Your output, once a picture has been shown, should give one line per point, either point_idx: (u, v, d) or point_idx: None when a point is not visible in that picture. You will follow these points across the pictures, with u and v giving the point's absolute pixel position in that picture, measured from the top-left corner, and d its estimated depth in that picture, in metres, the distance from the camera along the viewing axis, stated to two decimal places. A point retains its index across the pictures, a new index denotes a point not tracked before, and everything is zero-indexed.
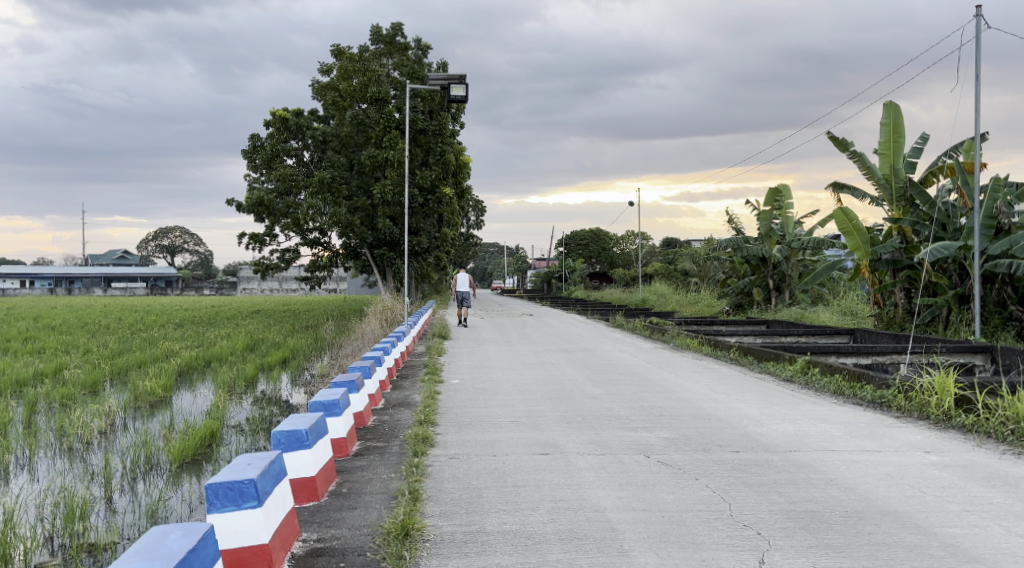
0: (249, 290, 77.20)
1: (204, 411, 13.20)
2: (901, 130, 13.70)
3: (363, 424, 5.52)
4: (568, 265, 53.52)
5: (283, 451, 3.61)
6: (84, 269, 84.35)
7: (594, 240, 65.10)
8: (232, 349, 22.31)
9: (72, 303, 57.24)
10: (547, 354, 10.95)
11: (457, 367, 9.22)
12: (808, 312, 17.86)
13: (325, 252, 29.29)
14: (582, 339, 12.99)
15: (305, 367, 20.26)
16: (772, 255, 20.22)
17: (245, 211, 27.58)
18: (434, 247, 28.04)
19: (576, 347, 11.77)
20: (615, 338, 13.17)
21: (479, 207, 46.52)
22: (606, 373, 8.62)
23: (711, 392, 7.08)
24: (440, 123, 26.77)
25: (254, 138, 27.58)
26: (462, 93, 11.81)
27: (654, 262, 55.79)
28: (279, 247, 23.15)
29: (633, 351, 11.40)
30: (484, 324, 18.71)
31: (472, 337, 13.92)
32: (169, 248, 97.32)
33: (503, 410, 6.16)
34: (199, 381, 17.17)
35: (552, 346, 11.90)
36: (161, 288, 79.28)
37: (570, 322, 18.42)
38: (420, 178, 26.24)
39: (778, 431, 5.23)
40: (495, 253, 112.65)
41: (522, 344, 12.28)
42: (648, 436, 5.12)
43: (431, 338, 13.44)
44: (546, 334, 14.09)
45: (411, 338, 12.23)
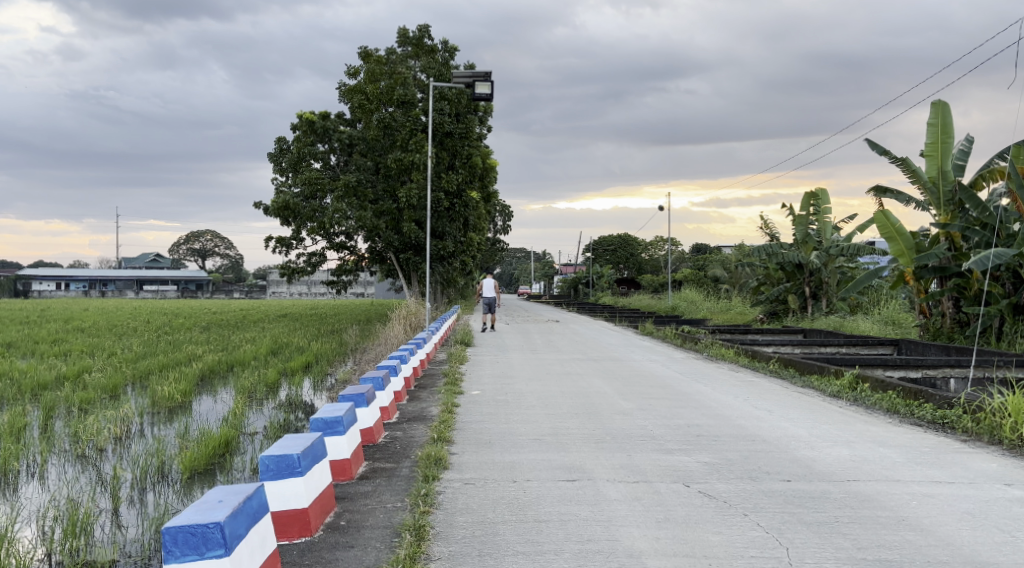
0: (278, 294, 77.59)
1: (222, 417, 12.87)
2: (950, 131, 12.98)
3: (373, 441, 5.07)
4: (596, 270, 52.94)
5: (271, 478, 3.23)
6: (116, 272, 85.38)
7: (622, 245, 64.44)
8: (255, 353, 22.08)
9: (103, 305, 57.77)
10: (575, 363, 10.45)
11: (479, 377, 8.76)
12: (847, 321, 17.15)
13: (351, 256, 29.04)
14: (611, 347, 12.47)
15: (327, 372, 19.95)
16: (808, 261, 19.53)
17: (270, 215, 27.39)
18: (459, 251, 27.66)
19: (605, 356, 11.26)
20: (646, 347, 12.63)
21: (507, 211, 46.13)
22: (637, 385, 8.10)
23: (751, 409, 6.55)
24: (466, 127, 26.41)
25: (281, 141, 27.43)
26: (488, 91, 11.40)
27: (684, 268, 55.01)
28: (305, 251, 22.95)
29: (664, 361, 10.86)
30: (510, 331, 18.25)
31: (496, 344, 13.47)
32: (200, 251, 98.27)
33: (525, 426, 5.68)
34: (219, 385, 16.90)
35: (579, 355, 11.40)
36: (191, 292, 80.06)
37: (598, 329, 17.88)
38: (446, 182, 25.88)
39: (833, 456, 4.69)
40: (522, 259, 112.28)
41: (548, 352, 11.80)
42: (687, 461, 4.61)
43: (454, 344, 13.01)
44: (573, 342, 13.58)
45: (433, 345, 11.80)
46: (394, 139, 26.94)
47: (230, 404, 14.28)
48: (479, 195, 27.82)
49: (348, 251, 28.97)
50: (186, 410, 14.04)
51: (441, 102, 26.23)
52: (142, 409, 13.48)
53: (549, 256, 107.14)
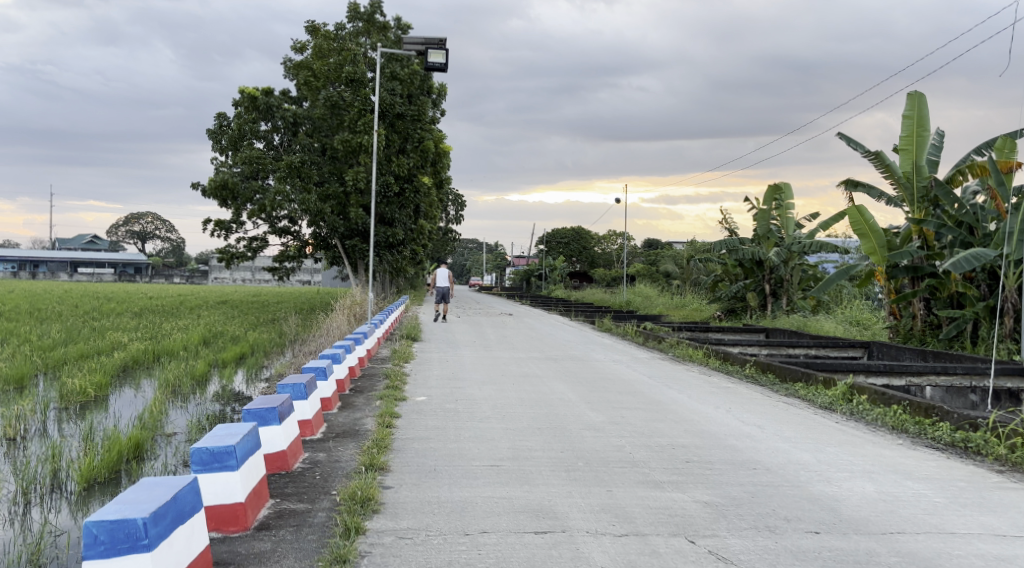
0: (221, 280, 75.06)
1: (136, 416, 11.56)
2: (925, 123, 12.20)
3: (286, 469, 4.13)
4: (549, 262, 52.13)
5: (110, 553, 2.64)
6: (48, 254, 81.60)
7: (575, 239, 63.79)
8: (185, 343, 20.58)
9: (33, 288, 54.85)
10: (532, 364, 9.46)
11: (425, 378, 7.74)
12: (810, 320, 16.54)
13: (293, 241, 27.58)
14: (570, 346, 11.53)
15: (262, 366, 18.63)
16: (770, 258, 18.91)
17: (207, 195, 25.78)
18: (409, 239, 26.43)
19: (564, 356, 10.30)
20: (607, 346, 11.72)
21: (459, 200, 44.96)
22: (603, 391, 7.15)
23: (740, 425, 5.64)
24: (419, 109, 25.17)
25: (221, 117, 25.84)
26: (443, 60, 10.33)
27: (637, 263, 54.60)
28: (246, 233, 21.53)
29: (628, 362, 9.95)
30: (460, 324, 17.22)
31: (447, 340, 12.41)
32: (139, 234, 94.66)
33: (479, 446, 4.69)
34: (140, 378, 15.47)
35: (536, 353, 10.44)
36: (130, 275, 77.06)
37: (554, 324, 16.95)
38: (397, 166, 24.64)
39: (858, 494, 3.79)
40: (474, 250, 110.97)
41: (503, 350, 10.79)
42: (684, 499, 3.65)
43: (399, 339, 11.91)
44: (528, 339, 12.65)
45: (376, 339, 10.74)
46: (342, 119, 25.58)
47: (148, 401, 12.94)
48: (431, 181, 26.62)
49: (290, 236, 27.51)
50: (97, 406, 12.66)
51: (393, 81, 24.95)
52: (46, 404, 12.07)
53: (501, 248, 106.14)
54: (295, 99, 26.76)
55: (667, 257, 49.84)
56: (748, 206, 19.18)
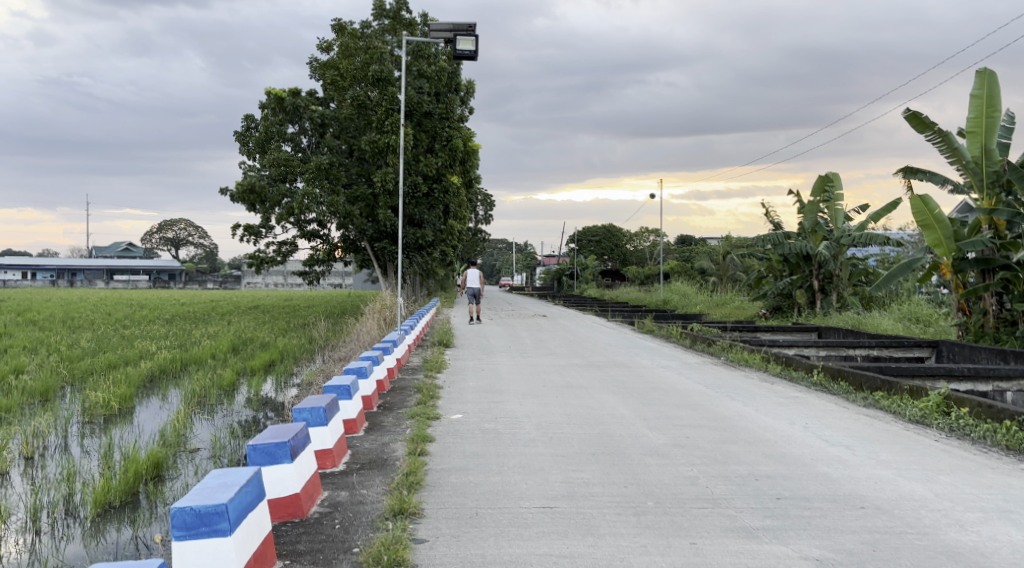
0: (254, 285, 75.27)
1: (160, 430, 11.06)
2: (995, 103, 11.23)
3: (299, 516, 3.52)
4: (581, 261, 51.24)
5: None
6: (85, 262, 82.62)
7: (606, 237, 62.78)
8: (213, 350, 20.16)
9: (70, 296, 55.28)
10: (575, 371, 8.75)
11: (462, 391, 7.07)
12: (864, 318, 15.59)
13: (322, 245, 27.14)
14: (613, 351, 10.79)
15: (291, 373, 18.13)
16: (818, 252, 17.96)
17: (235, 199, 25.41)
18: (439, 240, 25.84)
19: (608, 362, 9.57)
20: (653, 350, 10.97)
21: (489, 200, 44.29)
22: (658, 405, 6.41)
23: (825, 446, 4.87)
24: (447, 106, 24.57)
25: (248, 119, 25.45)
26: (472, 48, 9.67)
27: (671, 260, 53.49)
28: (275, 238, 21.05)
29: (678, 368, 9.18)
30: (492, 327, 16.54)
31: (481, 345, 11.74)
32: (173, 241, 95.48)
33: (527, 480, 4.02)
34: (167, 389, 15.02)
35: (579, 360, 9.73)
36: (165, 282, 77.66)
37: (592, 326, 16.21)
38: (425, 166, 24.06)
39: (1005, 546, 3.05)
40: (503, 250, 110.14)
41: (541, 357, 10.08)
42: (789, 558, 2.94)
43: (431, 346, 11.26)
44: (567, 343, 11.94)
45: (407, 347, 10.10)
46: (370, 119, 25.07)
47: (173, 412, 12.45)
48: (461, 180, 26.01)
49: (319, 240, 27.08)
50: (121, 419, 12.20)
51: (420, 79, 24.35)
52: (68, 418, 11.62)
53: (531, 247, 105.32)
54: (322, 100, 26.30)
55: (702, 254, 48.69)
56: (794, 199, 18.23)
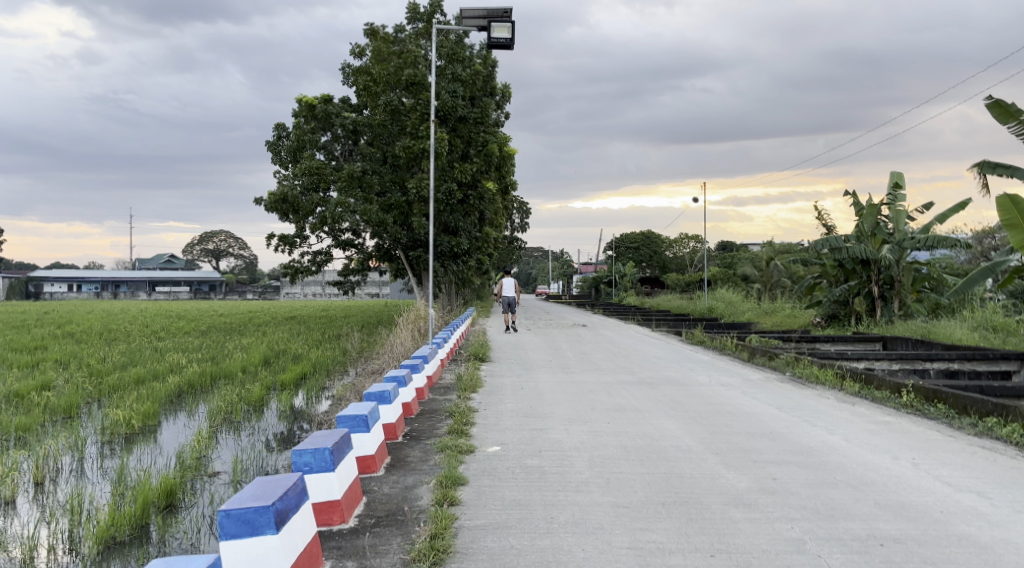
0: (291, 296, 75.35)
1: (180, 451, 10.40)
2: None
3: None
4: (619, 269, 50.15)
5: None
6: (128, 274, 83.59)
7: (645, 244, 61.55)
8: (245, 364, 19.62)
9: (111, 309, 55.58)
10: (624, 389, 7.85)
11: (500, 415, 6.25)
12: (935, 326, 14.41)
13: (356, 254, 26.54)
14: (663, 366, 9.87)
15: (323, 387, 17.46)
16: (879, 257, 16.81)
17: (267, 209, 24.98)
18: (474, 248, 25.07)
19: (660, 379, 8.67)
20: (708, 365, 10.03)
21: (524, 208, 43.48)
22: (727, 434, 5.53)
23: (948, 491, 3.96)
24: (482, 110, 23.83)
25: (280, 127, 25.02)
26: (507, 35, 8.91)
27: (712, 267, 52.14)
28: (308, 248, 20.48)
29: (738, 386, 8.24)
30: (531, 338, 15.70)
31: (519, 359, 10.89)
32: (213, 252, 96.36)
33: (586, 545, 3.22)
34: (194, 406, 14.42)
35: (627, 376, 8.83)
36: (204, 293, 78.15)
37: (638, 337, 15.26)
38: (460, 172, 23.33)
39: None
40: (539, 259, 109.20)
41: (585, 373, 9.20)
42: None
43: (465, 361, 10.44)
44: (612, 357, 11.05)
45: (439, 362, 9.31)
46: (404, 124, 24.43)
47: (196, 431, 11.81)
48: (496, 186, 25.25)
49: (353, 249, 26.51)
50: (142, 438, 11.59)
51: (454, 82, 23.65)
52: (87, 438, 11.04)
53: (568, 255, 104.46)
54: (355, 107, 25.75)
55: (745, 261, 47.29)
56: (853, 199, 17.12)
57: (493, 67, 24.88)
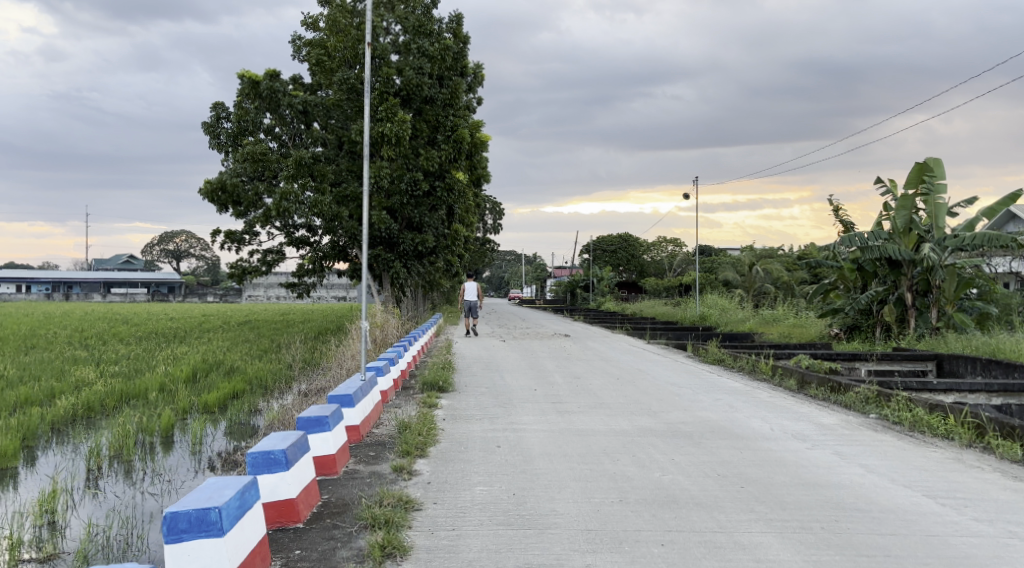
0: (254, 298, 71.94)
1: (12, 520, 7.37)
2: None
3: None
4: (597, 272, 47.61)
5: None
6: (82, 275, 79.24)
7: (623, 247, 59.21)
8: (165, 379, 16.52)
9: (54, 310, 51.72)
10: (655, 450, 5.06)
11: (461, 524, 3.49)
12: (997, 340, 11.89)
13: (310, 253, 23.50)
14: (693, 403, 7.13)
15: (254, 410, 14.47)
16: (914, 258, 14.40)
17: (204, 199, 21.86)
18: (442, 247, 22.07)
19: (698, 427, 5.93)
20: (750, 402, 7.32)
21: (497, 209, 40.69)
22: None
23: None
24: (452, 90, 20.85)
25: (219, 106, 21.90)
26: None
27: (693, 271, 49.80)
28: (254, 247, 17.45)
29: (816, 439, 5.55)
30: (506, 352, 12.96)
31: (493, 388, 8.07)
32: (174, 252, 92.07)
33: None
34: (78, 439, 11.37)
35: (650, 422, 6.09)
36: (162, 294, 74.12)
37: (637, 354, 12.54)
38: (426, 160, 20.32)
39: None
40: (512, 262, 106.55)
41: (587, 414, 6.39)
42: None
43: (418, 392, 7.64)
44: (618, 385, 8.36)
45: (380, 400, 6.57)
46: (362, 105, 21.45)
47: (57, 482, 8.78)
48: (467, 177, 22.19)
49: (307, 247, 23.47)
50: None
51: (420, 58, 20.66)
52: None
53: (539, 258, 102.24)
54: (308, 86, 22.64)
55: (726, 265, 44.96)
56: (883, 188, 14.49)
57: (465, 43, 21.78)
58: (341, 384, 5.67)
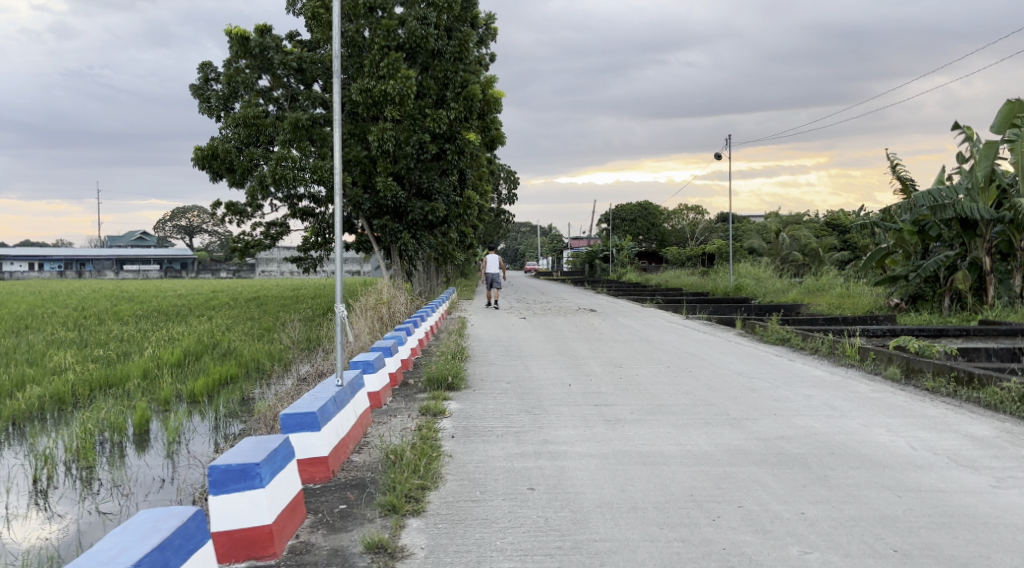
0: (268, 274, 70.69)
1: None
2: None
3: None
4: (616, 242, 45.75)
5: None
6: (95, 252, 78.10)
7: (643, 215, 57.21)
8: (150, 364, 14.85)
9: (63, 288, 50.50)
10: (771, 496, 3.37)
11: None
12: None
13: (314, 225, 21.82)
14: (783, 406, 5.41)
15: (246, 399, 12.81)
16: (998, 216, 12.64)
17: (195, 167, 20.22)
18: (454, 216, 20.20)
19: (809, 447, 4.25)
20: (855, 401, 5.58)
21: (512, 177, 38.75)
22: None
23: None
24: (461, 42, 18.88)
25: (208, 66, 20.15)
26: None
27: (716, 239, 47.71)
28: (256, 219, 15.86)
29: (990, 465, 3.84)
30: (531, 332, 11.25)
31: (518, 385, 6.36)
32: (187, 229, 90.74)
33: None
34: (33, 436, 9.72)
35: (740, 441, 4.40)
36: (175, 271, 72.82)
37: (679, 334, 10.80)
38: (432, 120, 18.35)
39: None
40: (527, 234, 104.55)
41: (649, 428, 4.68)
42: None
43: (422, 394, 5.95)
44: (674, 379, 6.64)
45: (367, 411, 4.88)
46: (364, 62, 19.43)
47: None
48: (480, 139, 20.24)
49: (310, 218, 21.74)
50: None
51: (425, 8, 18.69)
52: None
53: (554, 230, 100.44)
54: (306, 43, 20.78)
55: (752, 232, 42.83)
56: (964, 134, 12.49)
57: None
58: (298, 398, 3.95)
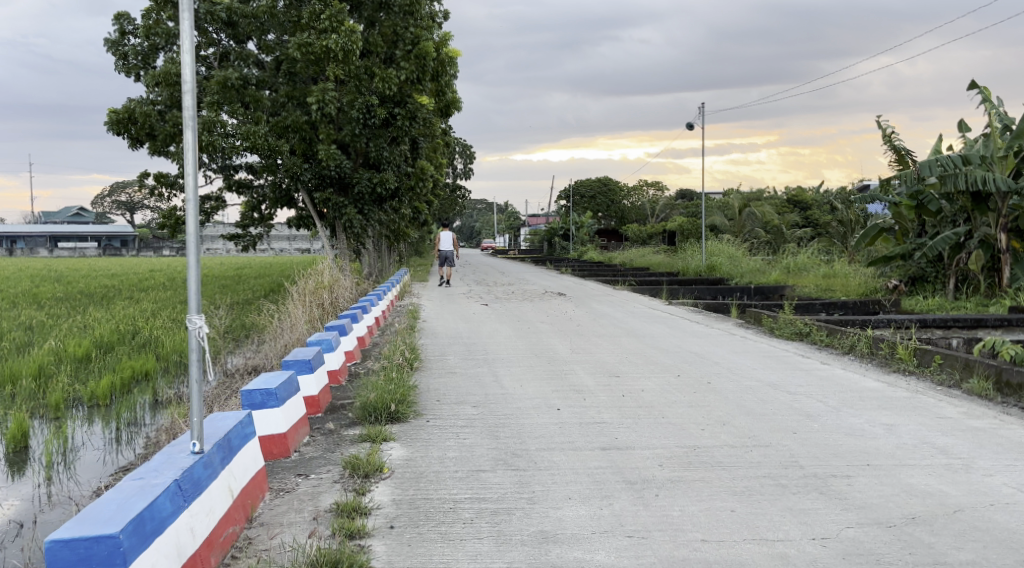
0: (213, 253, 67.50)
1: None
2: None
3: None
4: (576, 219, 44.11)
5: None
6: (28, 228, 73.76)
7: (602, 191, 55.70)
8: (48, 360, 12.65)
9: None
10: None
11: None
12: None
13: (250, 199, 19.58)
14: (870, 449, 3.76)
15: (161, 400, 10.78)
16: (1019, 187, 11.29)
17: (111, 131, 17.81)
18: (405, 188, 18.06)
19: (978, 545, 2.62)
20: (963, 436, 3.97)
21: (468, 151, 36.72)
22: None
23: None
24: None
25: (126, 19, 17.76)
26: None
27: (677, 216, 46.37)
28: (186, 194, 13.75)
29: None
30: (495, 323, 9.49)
31: (488, 412, 4.62)
32: (127, 204, 86.30)
33: None
34: None
35: (858, 531, 2.76)
36: (114, 249, 68.98)
37: (670, 325, 9.19)
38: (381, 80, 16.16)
39: None
40: (483, 211, 102.49)
41: (707, 507, 3.00)
42: None
43: (352, 433, 4.17)
44: (699, 400, 4.95)
45: (257, 487, 3.11)
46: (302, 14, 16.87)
47: None
48: (434, 104, 18.18)
49: (246, 192, 19.49)
50: None
51: None
52: None
53: (509, 207, 98.66)
54: None
55: (713, 208, 41.65)
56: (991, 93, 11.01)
57: None
58: (101, 502, 2.23)
